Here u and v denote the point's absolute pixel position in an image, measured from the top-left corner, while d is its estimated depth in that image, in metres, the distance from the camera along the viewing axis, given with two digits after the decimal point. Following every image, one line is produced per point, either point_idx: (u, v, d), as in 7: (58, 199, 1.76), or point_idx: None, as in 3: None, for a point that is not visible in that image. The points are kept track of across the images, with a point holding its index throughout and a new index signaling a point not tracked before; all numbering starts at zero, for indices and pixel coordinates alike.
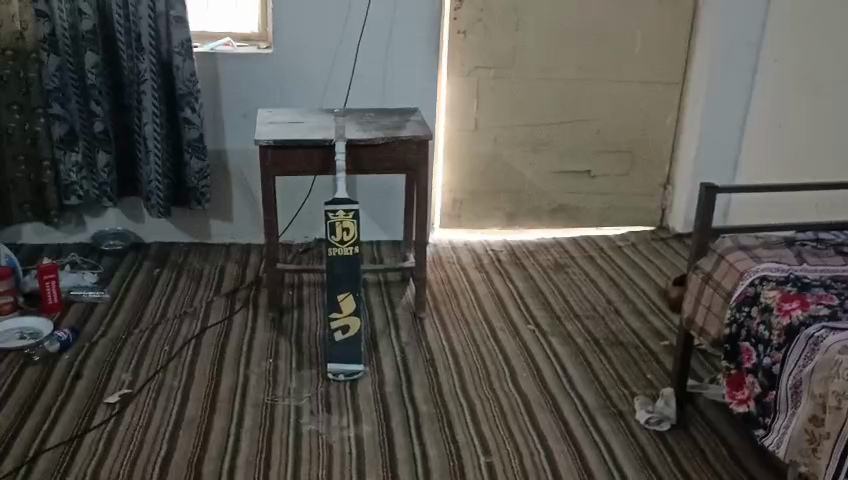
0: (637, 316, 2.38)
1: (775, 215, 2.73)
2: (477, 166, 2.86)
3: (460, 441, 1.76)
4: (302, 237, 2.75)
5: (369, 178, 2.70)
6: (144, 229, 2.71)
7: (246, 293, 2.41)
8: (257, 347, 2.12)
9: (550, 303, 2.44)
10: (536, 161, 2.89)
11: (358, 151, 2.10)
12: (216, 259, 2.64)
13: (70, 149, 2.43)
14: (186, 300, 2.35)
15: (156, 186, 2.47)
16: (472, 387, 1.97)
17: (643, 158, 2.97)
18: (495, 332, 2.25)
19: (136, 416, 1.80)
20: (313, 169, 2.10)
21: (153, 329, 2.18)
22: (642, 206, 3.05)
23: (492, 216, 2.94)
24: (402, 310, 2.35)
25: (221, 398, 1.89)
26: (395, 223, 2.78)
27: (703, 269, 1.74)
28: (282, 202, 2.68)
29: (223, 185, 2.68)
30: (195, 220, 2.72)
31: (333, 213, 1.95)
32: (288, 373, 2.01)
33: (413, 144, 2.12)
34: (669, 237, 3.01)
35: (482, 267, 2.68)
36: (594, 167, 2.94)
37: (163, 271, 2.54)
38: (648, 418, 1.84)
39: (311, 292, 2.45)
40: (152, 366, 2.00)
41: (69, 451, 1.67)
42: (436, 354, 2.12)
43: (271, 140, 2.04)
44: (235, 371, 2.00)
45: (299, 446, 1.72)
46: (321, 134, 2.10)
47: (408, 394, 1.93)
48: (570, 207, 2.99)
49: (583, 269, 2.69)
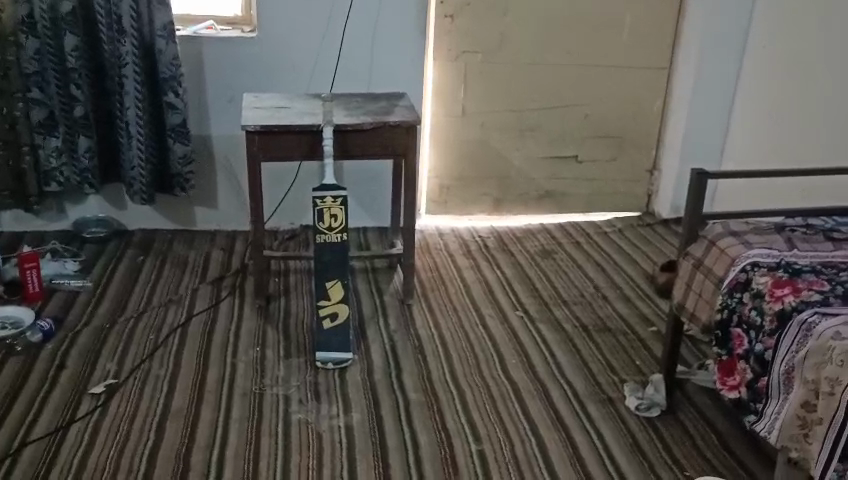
0: (626, 301, 2.38)
1: (757, 200, 2.76)
2: (464, 152, 2.84)
3: (451, 429, 1.75)
4: (288, 223, 2.72)
5: (356, 163, 2.68)
6: (127, 216, 2.67)
7: (231, 281, 2.39)
8: (245, 335, 2.10)
9: (538, 289, 2.43)
10: (523, 146, 2.88)
11: (346, 137, 2.07)
12: (201, 246, 2.60)
13: (50, 135, 2.38)
14: (171, 288, 2.32)
15: (139, 172, 2.42)
16: (461, 375, 1.96)
17: (630, 144, 2.97)
18: (484, 319, 2.24)
19: (122, 406, 1.78)
20: (300, 154, 2.08)
21: (138, 318, 2.15)
22: (629, 192, 3.05)
23: (479, 202, 2.93)
24: (390, 297, 2.34)
25: (208, 386, 1.87)
26: (382, 209, 2.76)
27: (693, 255, 1.73)
28: (268, 187, 2.65)
29: (208, 171, 2.64)
30: (178, 207, 2.68)
31: (321, 199, 1.95)
32: (276, 361, 1.99)
33: (402, 130, 2.09)
34: (655, 223, 3.00)
35: (470, 254, 2.66)
36: (581, 152, 2.93)
37: (147, 259, 2.50)
38: (638, 404, 1.84)
39: (298, 279, 2.42)
40: (138, 355, 1.97)
41: (54, 442, 1.65)
42: (425, 342, 2.10)
43: (257, 126, 2.01)
44: (222, 359, 1.98)
45: (288, 435, 1.71)
46: (308, 120, 2.07)
47: (398, 382, 1.92)
48: (558, 193, 2.98)
49: (570, 255, 2.69)
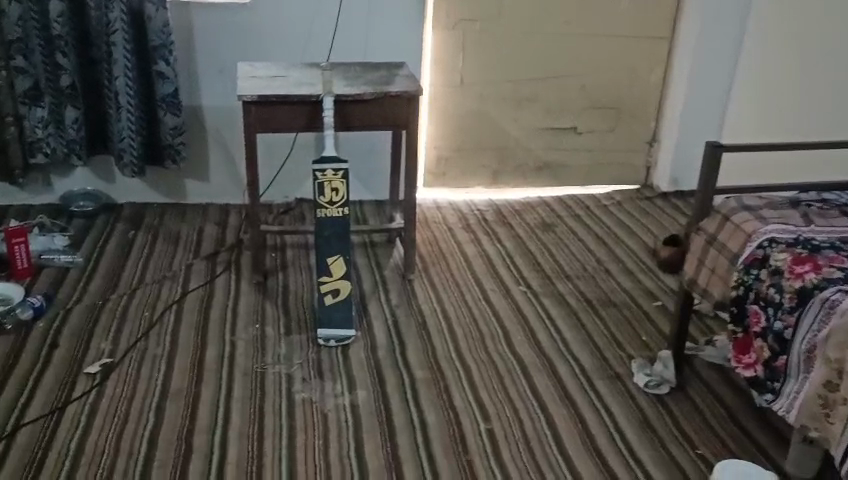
0: (628, 275, 2.35)
1: (752, 173, 2.69)
2: (461, 124, 2.78)
3: (459, 408, 1.71)
4: (283, 197, 2.65)
5: (353, 135, 2.61)
6: (116, 189, 2.59)
7: (226, 256, 2.32)
8: (242, 312, 2.04)
9: (540, 264, 2.39)
10: (521, 117, 2.82)
11: (346, 108, 2.01)
12: (193, 221, 2.53)
13: (36, 105, 2.30)
14: (164, 265, 2.25)
15: (129, 143, 2.34)
16: (467, 351, 1.92)
17: (629, 116, 2.92)
18: (486, 293, 2.20)
19: (120, 387, 1.72)
20: (299, 125, 2.01)
21: (132, 295, 2.09)
22: (628, 164, 3.00)
23: (477, 174, 2.87)
24: (390, 273, 2.28)
25: (207, 365, 1.82)
26: (379, 182, 2.69)
27: (706, 230, 1.70)
28: (262, 159, 2.58)
29: (199, 143, 2.56)
30: (169, 179, 2.60)
31: (321, 172, 1.91)
32: (277, 339, 1.93)
33: (404, 99, 2.03)
34: (654, 195, 2.96)
35: (470, 228, 2.62)
36: (581, 123, 2.88)
37: (137, 233, 2.42)
38: (647, 382, 1.80)
39: (295, 255, 2.36)
40: (134, 334, 1.92)
41: (50, 423, 1.60)
42: (428, 318, 2.06)
43: (254, 96, 1.94)
44: (220, 337, 1.92)
45: (292, 414, 1.67)
46: (307, 89, 2.00)
47: (402, 360, 1.88)
48: (556, 164, 2.93)
49: (570, 228, 2.65)
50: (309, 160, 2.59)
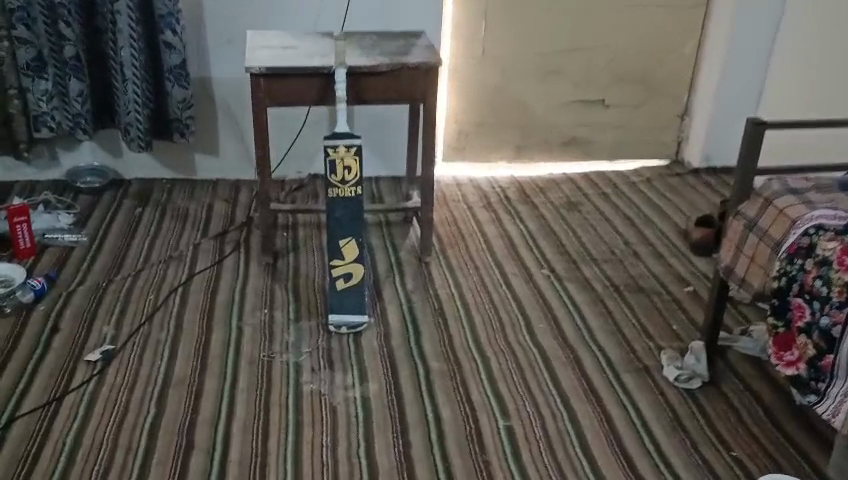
0: (657, 259, 2.22)
1: (797, 154, 2.55)
2: (483, 97, 2.65)
3: (476, 403, 1.62)
4: (295, 173, 2.55)
5: (369, 109, 2.49)
6: (123, 164, 2.50)
7: (236, 235, 2.23)
8: (251, 296, 1.95)
9: (564, 246, 2.27)
10: (546, 91, 2.68)
11: (359, 81, 1.89)
12: (203, 197, 2.44)
13: (40, 77, 2.20)
14: (171, 244, 2.16)
15: (135, 117, 2.24)
16: (486, 341, 1.82)
17: (661, 88, 2.76)
18: (507, 278, 2.09)
19: (121, 376, 1.64)
20: (310, 99, 1.90)
21: (137, 276, 2.00)
22: (659, 139, 2.85)
23: (498, 149, 2.75)
24: (406, 255, 2.18)
25: (213, 352, 1.73)
26: (396, 157, 2.58)
27: (746, 215, 1.56)
28: (275, 134, 2.48)
29: (208, 117, 2.46)
30: (178, 154, 2.51)
31: (333, 149, 1.80)
32: (285, 325, 1.84)
33: (421, 73, 1.91)
34: (685, 172, 2.82)
35: (490, 207, 2.50)
36: (609, 96, 2.73)
37: (145, 211, 2.34)
38: (677, 375, 1.69)
39: (307, 235, 2.26)
40: (137, 316, 1.84)
41: (47, 414, 1.52)
42: (445, 304, 1.96)
43: (263, 68, 1.83)
44: (226, 323, 1.84)
45: (300, 408, 1.58)
46: (319, 61, 1.89)
47: (417, 349, 1.78)
48: (582, 139, 2.79)
49: (597, 208, 2.52)
50: (324, 134, 2.48)
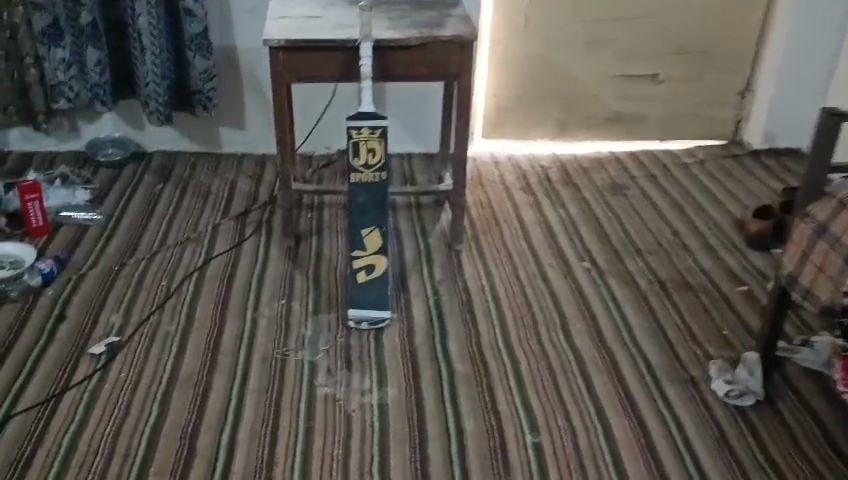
0: (710, 252, 2.03)
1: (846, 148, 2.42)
2: (525, 70, 2.46)
3: (503, 414, 1.49)
4: (324, 147, 2.43)
5: (401, 87, 2.34)
6: (146, 136, 2.39)
7: (258, 216, 2.11)
8: (269, 284, 1.83)
9: (607, 235, 2.09)
10: (592, 63, 2.48)
11: (387, 55, 1.74)
12: (226, 173, 2.33)
13: (55, 45, 2.07)
14: (189, 225, 2.05)
15: (154, 89, 2.13)
16: (517, 342, 1.68)
17: (722, 62, 2.53)
18: (543, 269, 1.93)
19: (124, 372, 1.55)
20: (333, 74, 1.75)
21: (151, 259, 1.90)
22: (715, 116, 2.62)
23: (540, 125, 2.57)
24: (436, 241, 2.03)
25: (223, 348, 1.62)
26: (430, 133, 2.43)
27: (815, 218, 1.38)
28: (300, 110, 2.35)
29: (233, 87, 2.33)
30: (201, 126, 2.39)
31: (356, 130, 1.66)
32: (302, 317, 1.72)
33: (455, 46, 1.74)
34: (743, 154, 2.60)
35: (529, 188, 2.33)
36: (662, 70, 2.52)
37: (166, 187, 2.23)
38: (728, 392, 1.53)
39: (331, 215, 2.12)
40: (147, 305, 1.74)
41: (43, 415, 1.44)
42: (475, 297, 1.81)
43: (282, 40, 1.69)
44: (240, 314, 1.73)
45: (312, 414, 1.47)
46: (344, 32, 1.73)
47: (441, 349, 1.64)
48: (631, 116, 2.59)
49: (644, 192, 2.33)
50: (352, 110, 2.33)
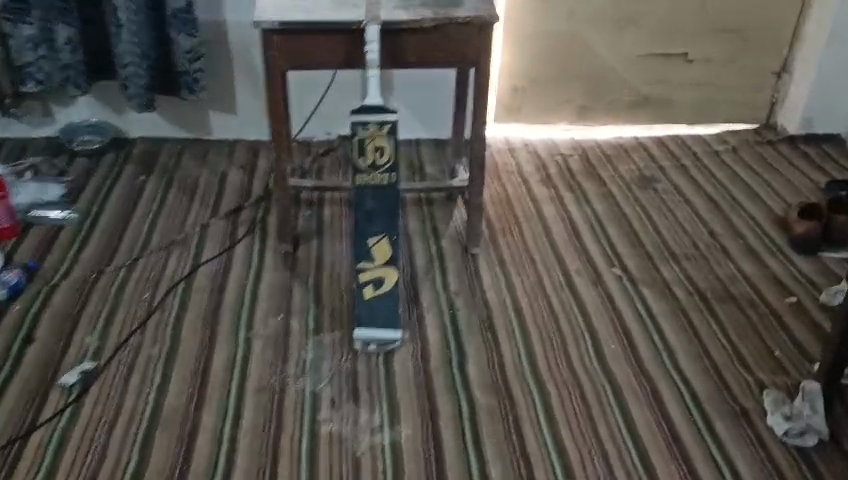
0: (752, 256, 1.84)
1: None
2: (542, 49, 2.24)
3: (533, 457, 1.30)
4: (324, 133, 2.21)
5: (411, 74, 2.13)
6: (126, 122, 2.17)
7: (251, 214, 1.90)
8: (265, 296, 1.63)
9: (638, 236, 1.90)
10: (617, 42, 2.26)
11: (397, 38, 1.52)
12: (216, 163, 2.11)
13: (21, 21, 1.84)
14: (176, 225, 1.85)
15: (134, 71, 1.91)
16: (544, 367, 1.49)
17: (759, 40, 2.31)
18: (569, 277, 1.73)
19: (100, 407, 1.36)
20: (336, 61, 1.53)
21: (132, 266, 1.70)
22: (749, 99, 2.41)
23: (559, 109, 2.35)
24: (449, 244, 1.83)
25: (213, 377, 1.43)
26: (440, 119, 2.22)
27: None
28: (296, 97, 2.14)
29: (222, 68, 2.10)
30: (188, 111, 2.16)
31: (362, 126, 1.46)
32: (302, 338, 1.53)
33: (475, 29, 1.52)
34: (778, 140, 2.40)
35: (549, 180, 2.13)
36: (694, 48, 2.30)
37: (149, 180, 2.02)
38: (788, 430, 1.35)
39: (333, 213, 1.92)
40: (128, 323, 1.54)
41: (5, 461, 1.25)
42: (495, 311, 1.62)
43: (277, 21, 1.48)
44: (232, 334, 1.53)
45: (315, 459, 1.28)
46: (348, 12, 1.51)
47: (460, 377, 1.45)
48: (659, 98, 2.37)
49: (675, 185, 2.13)
50: (355, 105, 2.15)
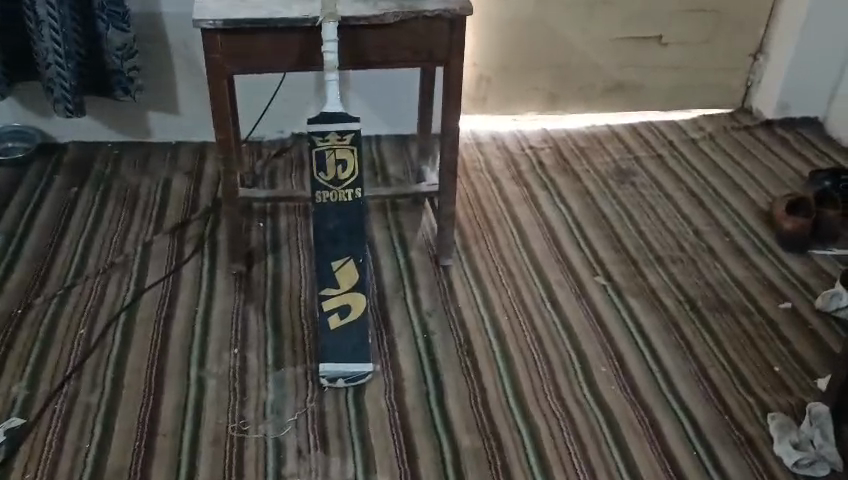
0: (740, 257, 1.73)
1: None
2: (510, 33, 2.08)
3: None
4: (276, 132, 2.03)
5: (372, 75, 1.98)
6: (55, 125, 1.96)
7: (198, 228, 1.72)
8: (217, 326, 1.46)
9: (619, 239, 1.77)
10: (588, 26, 2.11)
11: (357, 36, 1.35)
12: (157, 170, 1.92)
13: None
14: (114, 244, 1.66)
15: (59, 72, 1.69)
16: (530, 396, 1.36)
17: (735, 21, 2.19)
18: (550, 290, 1.60)
19: (30, 473, 1.18)
20: (289, 62, 1.36)
21: (65, 296, 1.51)
22: (725, 82, 2.30)
23: (528, 99, 2.21)
24: (418, 255, 1.68)
25: (162, 427, 1.26)
26: (402, 114, 2.06)
27: None
28: (243, 97, 1.96)
29: (160, 66, 1.90)
30: (124, 111, 1.96)
31: (321, 137, 1.31)
32: (260, 374, 1.37)
33: (443, 24, 1.36)
34: (755, 125, 2.30)
35: (521, 178, 1.99)
36: (669, 31, 2.17)
37: (82, 192, 1.82)
38: (798, 460, 1.23)
39: (289, 224, 1.75)
40: (62, 366, 1.36)
41: None
42: (473, 333, 1.48)
43: (219, 20, 1.29)
44: (182, 374, 1.36)
45: None
46: (300, 8, 1.34)
47: (439, 414, 1.31)
48: (632, 85, 2.24)
49: (654, 179, 2.01)
50: (313, 110, 1.99)
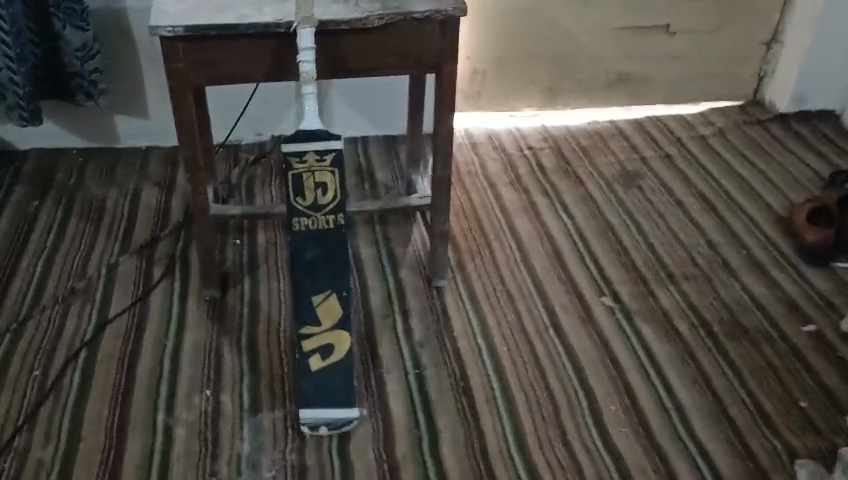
0: (758, 272, 1.60)
1: None
2: (509, 22, 1.92)
3: None
4: (254, 133, 1.88)
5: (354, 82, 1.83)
6: (15, 130, 1.81)
7: (168, 248, 1.57)
8: (187, 364, 1.32)
9: (627, 253, 1.63)
10: (590, 15, 1.96)
11: (337, 42, 1.19)
12: (125, 180, 1.76)
13: None
14: (76, 267, 1.51)
15: (11, 77, 1.53)
16: (534, 442, 1.23)
17: (748, 9, 2.03)
18: (553, 314, 1.47)
19: None
20: (261, 72, 1.20)
21: (19, 331, 1.37)
22: (736, 73, 2.15)
23: (525, 94, 2.06)
24: (409, 275, 1.54)
25: None
26: (390, 115, 1.91)
27: None
28: (214, 104, 1.81)
29: (126, 66, 1.74)
30: (88, 115, 1.80)
31: (298, 158, 1.17)
32: (235, 421, 1.23)
33: (432, 28, 1.20)
34: (768, 119, 2.15)
35: (519, 183, 1.84)
36: (678, 19, 2.01)
37: (42, 207, 1.67)
38: None
39: (268, 241, 1.61)
40: (14, 415, 1.22)
41: None
42: (470, 367, 1.34)
43: (180, 26, 1.13)
44: (147, 422, 1.23)
45: None
46: (272, 11, 1.18)
47: (433, 466, 1.18)
48: (637, 78, 2.09)
49: (663, 182, 1.87)
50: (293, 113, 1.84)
